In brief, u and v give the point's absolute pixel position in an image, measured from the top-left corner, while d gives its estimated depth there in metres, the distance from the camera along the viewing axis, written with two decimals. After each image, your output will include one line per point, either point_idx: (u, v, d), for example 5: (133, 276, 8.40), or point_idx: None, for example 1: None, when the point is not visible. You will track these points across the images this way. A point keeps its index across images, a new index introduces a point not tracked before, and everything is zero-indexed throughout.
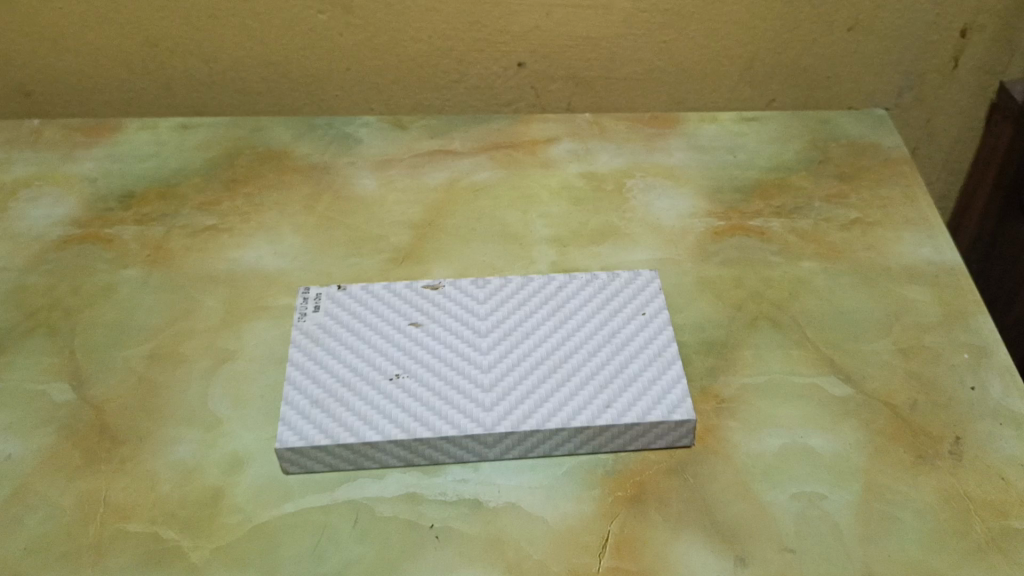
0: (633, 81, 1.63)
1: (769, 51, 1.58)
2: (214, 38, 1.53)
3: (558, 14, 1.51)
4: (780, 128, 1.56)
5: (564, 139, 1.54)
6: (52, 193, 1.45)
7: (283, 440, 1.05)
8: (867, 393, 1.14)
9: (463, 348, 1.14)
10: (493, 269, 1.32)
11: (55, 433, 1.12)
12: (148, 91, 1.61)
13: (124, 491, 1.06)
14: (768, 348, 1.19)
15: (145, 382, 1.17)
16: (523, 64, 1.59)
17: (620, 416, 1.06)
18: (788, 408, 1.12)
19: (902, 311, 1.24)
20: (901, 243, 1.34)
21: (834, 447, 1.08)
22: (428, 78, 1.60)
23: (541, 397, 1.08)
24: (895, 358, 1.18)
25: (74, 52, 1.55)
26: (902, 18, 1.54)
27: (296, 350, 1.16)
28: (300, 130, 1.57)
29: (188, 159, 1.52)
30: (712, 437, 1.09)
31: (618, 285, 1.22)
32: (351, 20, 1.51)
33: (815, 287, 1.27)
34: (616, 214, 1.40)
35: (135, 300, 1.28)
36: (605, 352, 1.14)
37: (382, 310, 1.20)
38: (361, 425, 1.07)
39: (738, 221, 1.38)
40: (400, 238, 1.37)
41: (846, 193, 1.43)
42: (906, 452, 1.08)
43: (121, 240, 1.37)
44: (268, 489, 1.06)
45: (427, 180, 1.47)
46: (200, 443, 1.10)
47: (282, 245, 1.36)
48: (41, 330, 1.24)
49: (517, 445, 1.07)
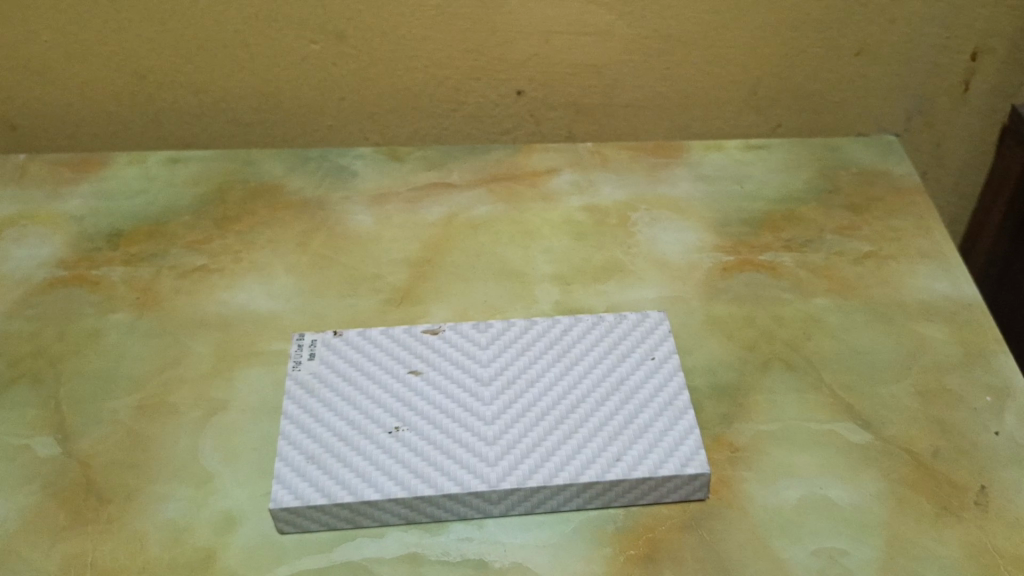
0: (636, 108, 1.57)
1: (775, 76, 1.54)
2: (204, 69, 1.48)
3: (558, 41, 1.47)
4: (787, 157, 1.52)
5: (566, 170, 1.50)
6: (37, 233, 1.40)
7: (277, 499, 1.01)
8: (886, 439, 1.09)
9: (465, 398, 1.11)
10: (495, 310, 1.27)
11: (38, 492, 1.07)
12: (136, 125, 1.56)
13: (110, 554, 1.00)
14: (782, 392, 1.14)
15: (133, 436, 1.12)
16: (522, 92, 1.54)
17: (630, 470, 1.02)
18: (805, 457, 1.07)
19: (919, 351, 1.19)
20: (915, 278, 1.30)
21: (855, 498, 1.03)
22: (424, 107, 1.55)
23: (547, 450, 1.05)
24: (914, 401, 1.13)
25: (60, 85, 1.50)
26: (910, 42, 1.50)
27: (291, 403, 1.13)
28: (293, 163, 1.53)
29: (178, 195, 1.47)
30: (727, 489, 1.04)
31: (625, 328, 1.20)
32: (344, 50, 1.47)
33: (829, 326, 1.23)
34: (621, 249, 1.35)
35: (123, 347, 1.23)
36: (612, 401, 1.11)
37: (382, 358, 1.17)
38: (361, 481, 1.03)
39: (746, 256, 1.33)
40: (397, 277, 1.32)
41: (857, 225, 1.39)
42: (930, 502, 1.03)
43: (109, 282, 1.33)
44: (261, 551, 1.00)
45: (424, 216, 1.42)
46: (190, 502, 1.05)
47: (275, 286, 1.31)
48: (25, 381, 1.19)
49: (523, 502, 1.02)
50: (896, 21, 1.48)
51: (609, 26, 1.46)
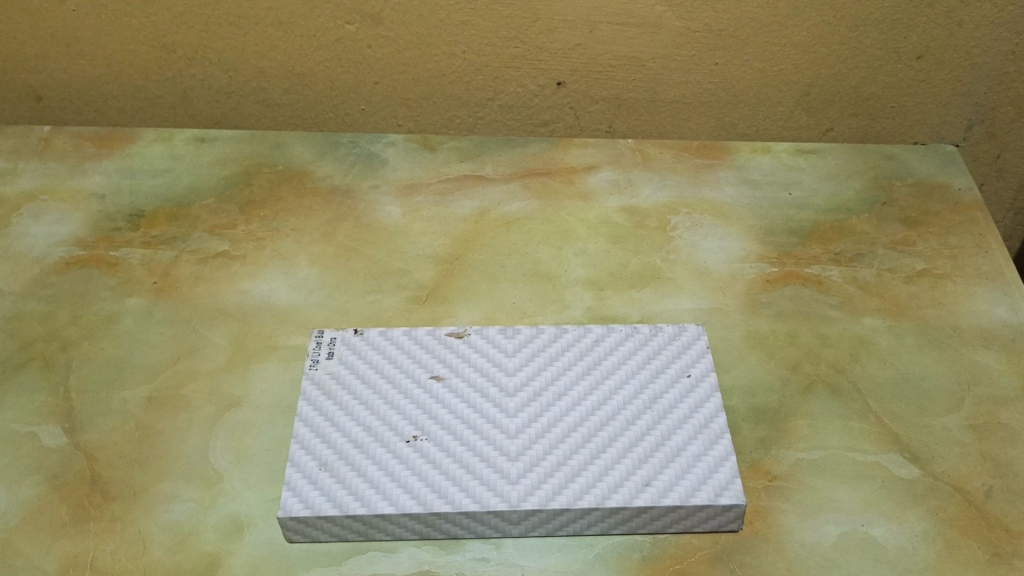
0: (681, 105, 1.49)
1: (831, 77, 1.45)
2: (234, 46, 1.43)
3: (603, 31, 1.40)
4: (839, 164, 1.44)
5: (605, 168, 1.43)
6: (57, 209, 1.36)
7: (286, 507, 0.96)
8: (935, 475, 1.02)
9: (487, 408, 1.06)
10: (523, 314, 1.21)
11: (42, 483, 1.03)
12: (164, 101, 1.51)
13: (112, 555, 0.96)
14: (826, 418, 1.08)
15: (144, 429, 1.08)
16: (563, 83, 1.47)
17: (659, 497, 0.96)
18: (848, 489, 1.01)
19: (975, 381, 1.12)
20: (973, 300, 1.22)
21: (900, 538, 0.96)
22: (460, 95, 1.48)
23: (572, 470, 0.99)
24: (967, 435, 1.06)
25: (87, 56, 1.45)
26: (977, 46, 1.42)
27: (305, 404, 1.08)
28: (323, 148, 1.48)
29: (202, 176, 1.42)
30: (762, 521, 0.98)
31: (661, 341, 1.13)
32: (379, 32, 1.41)
33: (878, 348, 1.16)
34: (659, 255, 1.29)
35: (138, 334, 1.19)
36: (644, 420, 1.05)
37: (403, 362, 1.12)
38: (374, 493, 0.98)
39: (792, 268, 1.26)
40: (423, 274, 1.27)
41: (912, 240, 1.31)
42: (981, 547, 0.96)
43: (128, 264, 1.28)
44: (268, 560, 0.96)
45: (454, 210, 1.36)
46: (197, 503, 1.00)
47: (297, 278, 1.26)
48: (36, 364, 1.15)
49: (545, 523, 0.97)
50: (963, 24, 1.39)
51: (658, 17, 1.39)
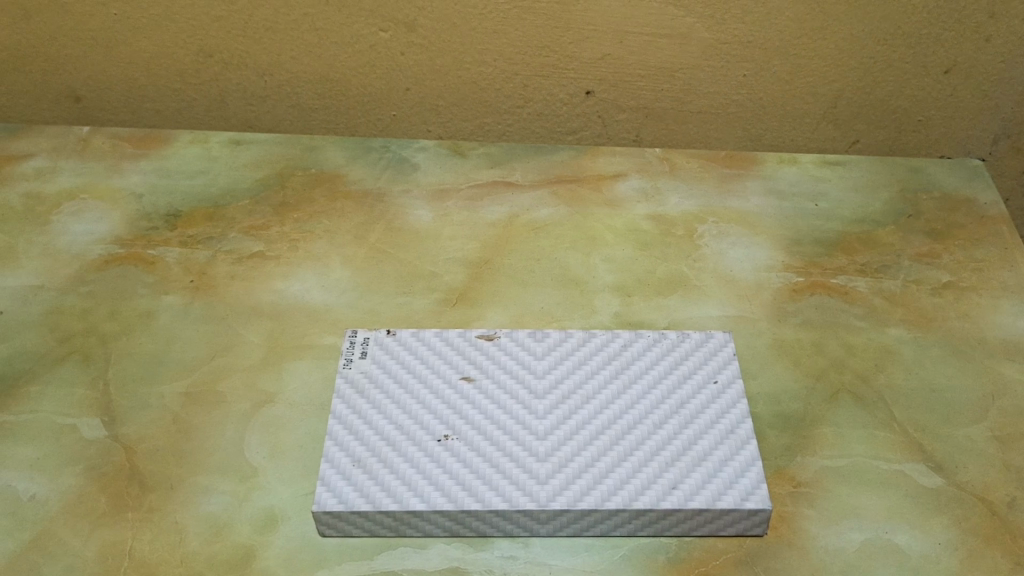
0: (709, 116, 1.51)
1: (858, 90, 1.47)
2: (271, 50, 1.46)
3: (633, 41, 1.42)
4: (865, 177, 1.46)
5: (632, 175, 1.45)
6: (96, 208, 1.40)
7: (321, 502, 0.98)
8: (959, 485, 1.03)
9: (517, 410, 1.08)
10: (551, 318, 1.23)
11: (82, 474, 1.05)
12: (199, 104, 1.53)
13: (150, 545, 0.99)
14: (850, 427, 1.09)
15: (180, 424, 1.10)
16: (591, 92, 1.49)
17: (685, 500, 0.98)
18: (872, 497, 1.02)
19: (999, 393, 1.13)
20: (998, 313, 1.23)
21: (923, 547, 0.98)
22: (490, 102, 1.50)
23: (599, 472, 1.01)
24: (991, 446, 1.07)
25: (127, 59, 1.49)
26: (1005, 61, 1.43)
27: (339, 402, 1.10)
28: (355, 153, 1.51)
29: (237, 178, 1.45)
30: (787, 526, 0.99)
31: (688, 348, 1.15)
32: (413, 39, 1.43)
33: (903, 359, 1.17)
34: (686, 263, 1.31)
35: (175, 330, 1.22)
36: (671, 425, 1.07)
37: (434, 363, 1.14)
38: (405, 490, 1.00)
39: (818, 278, 1.28)
40: (453, 277, 1.29)
41: (938, 253, 1.32)
42: (1004, 556, 0.97)
43: (164, 262, 1.31)
44: (301, 554, 0.98)
45: (484, 215, 1.39)
46: (232, 496, 1.03)
47: (330, 278, 1.29)
48: (76, 358, 1.18)
49: (572, 523, 0.99)
50: (991, 39, 1.41)
51: (687, 29, 1.41)
